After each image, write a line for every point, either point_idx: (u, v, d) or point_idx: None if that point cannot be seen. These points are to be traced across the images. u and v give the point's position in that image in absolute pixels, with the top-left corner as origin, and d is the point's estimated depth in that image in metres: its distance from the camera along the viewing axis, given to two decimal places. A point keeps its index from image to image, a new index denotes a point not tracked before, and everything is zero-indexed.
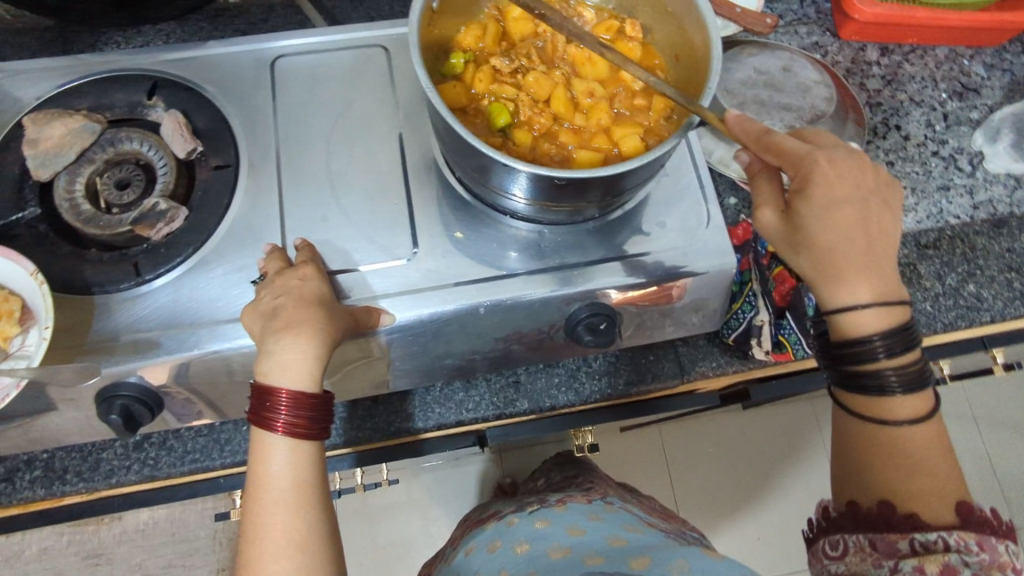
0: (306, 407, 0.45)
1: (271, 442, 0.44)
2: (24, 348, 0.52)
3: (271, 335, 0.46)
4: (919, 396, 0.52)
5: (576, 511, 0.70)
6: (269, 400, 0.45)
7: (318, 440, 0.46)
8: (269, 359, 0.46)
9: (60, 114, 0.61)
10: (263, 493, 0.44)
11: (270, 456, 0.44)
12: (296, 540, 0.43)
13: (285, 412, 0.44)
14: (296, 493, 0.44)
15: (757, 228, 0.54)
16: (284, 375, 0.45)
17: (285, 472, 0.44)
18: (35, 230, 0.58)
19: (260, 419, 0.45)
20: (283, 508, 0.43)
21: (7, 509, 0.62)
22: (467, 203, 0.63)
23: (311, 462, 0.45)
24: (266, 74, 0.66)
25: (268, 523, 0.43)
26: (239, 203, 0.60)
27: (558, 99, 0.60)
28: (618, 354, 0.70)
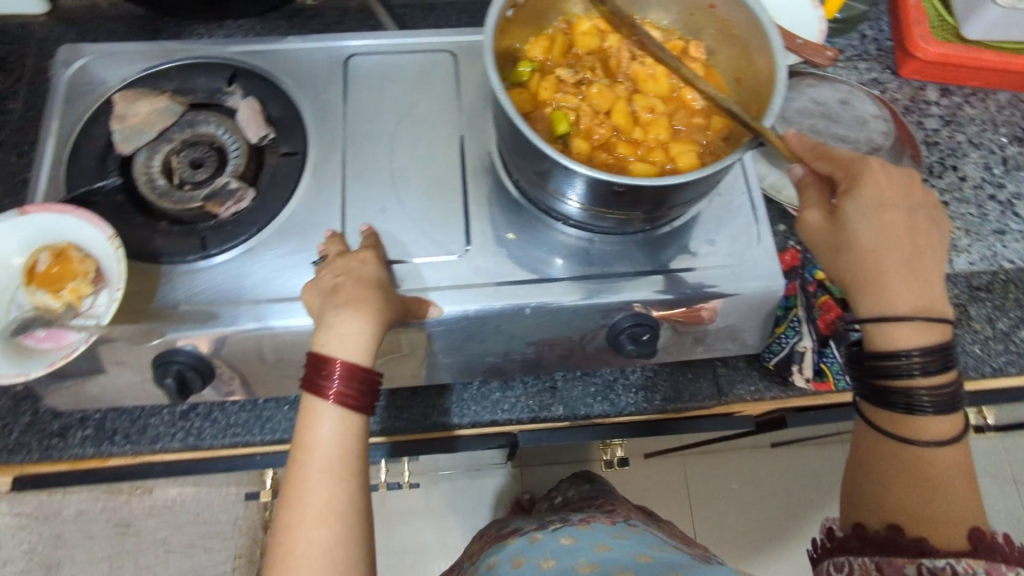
0: (359, 380, 0.46)
1: (323, 410, 0.46)
2: (94, 308, 0.55)
3: (331, 309, 0.49)
4: (950, 419, 0.49)
5: (601, 530, 0.70)
6: (324, 369, 0.46)
7: (366, 415, 0.47)
8: (328, 331, 0.48)
9: (147, 94, 0.65)
10: (309, 459, 0.45)
11: (319, 424, 0.46)
12: (335, 508, 0.44)
13: (338, 381, 0.46)
14: (342, 463, 0.45)
15: (801, 233, 0.54)
16: (341, 347, 0.47)
17: (333, 441, 0.45)
18: (113, 199, 0.61)
19: (315, 386, 0.46)
20: (328, 475, 0.45)
21: (57, 465, 0.65)
22: (520, 206, 0.64)
23: (357, 435, 0.46)
24: (339, 70, 0.69)
25: (311, 489, 0.44)
26: (303, 189, 0.63)
27: (619, 112, 0.61)
28: (655, 369, 0.71)
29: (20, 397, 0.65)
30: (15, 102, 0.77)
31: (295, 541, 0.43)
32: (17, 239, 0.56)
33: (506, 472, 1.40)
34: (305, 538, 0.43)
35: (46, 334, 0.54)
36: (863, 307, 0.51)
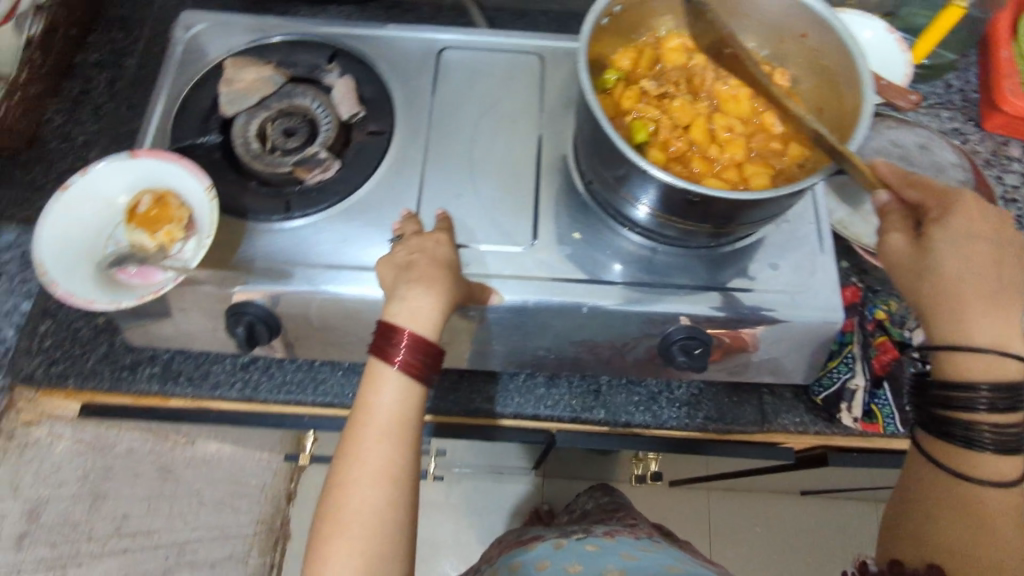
0: (424, 352, 0.48)
1: (385, 375, 0.48)
2: (181, 254, 0.58)
3: (405, 283, 0.51)
4: (1009, 461, 0.49)
5: (627, 543, 0.70)
6: (393, 336, 0.48)
7: (426, 386, 0.49)
8: (400, 303, 0.50)
9: (254, 63, 0.69)
10: (369, 420, 0.47)
11: (381, 388, 0.48)
12: (388, 472, 0.46)
13: (405, 351, 0.48)
14: (399, 430, 0.47)
15: (879, 254, 0.54)
16: (412, 321, 0.49)
17: (392, 406, 0.47)
18: (210, 155, 0.66)
19: (380, 351, 0.48)
20: (385, 439, 0.46)
21: (123, 397, 0.69)
22: (589, 208, 0.66)
23: (415, 404, 0.48)
24: (431, 60, 0.72)
25: (367, 449, 0.46)
26: (385, 166, 0.66)
27: (698, 128, 0.62)
28: (700, 387, 0.71)
29: (100, 329, 0.69)
30: (131, 60, 0.83)
31: (347, 497, 0.45)
32: (126, 180, 0.61)
33: (529, 478, 1.40)
34: (358, 496, 0.45)
35: (136, 270, 0.57)
36: (936, 334, 0.51)
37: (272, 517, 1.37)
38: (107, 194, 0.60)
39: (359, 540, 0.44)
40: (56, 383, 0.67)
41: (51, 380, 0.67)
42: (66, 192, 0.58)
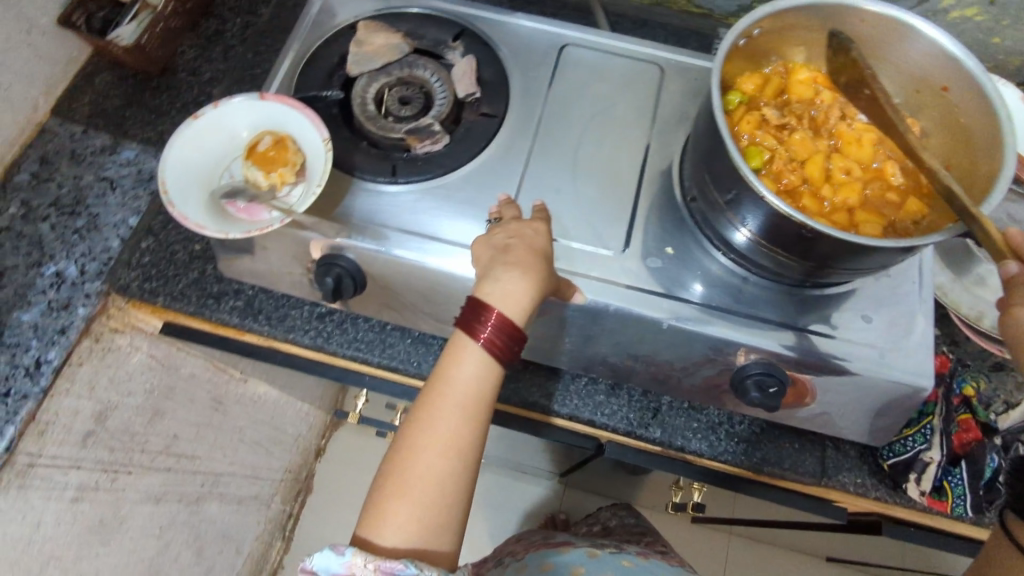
0: (509, 335, 0.51)
1: (469, 351, 0.50)
2: (288, 198, 0.61)
3: (502, 265, 0.53)
4: None
5: (658, 565, 0.73)
6: (483, 316, 0.51)
7: (504, 368, 0.51)
8: (495, 284, 0.52)
9: (385, 29, 0.71)
10: (447, 392, 0.49)
11: (464, 362, 0.50)
12: (457, 445, 0.48)
13: (492, 332, 0.50)
14: (473, 405, 0.50)
15: (1006, 326, 0.53)
16: (503, 302, 0.51)
17: (470, 381, 0.50)
18: (329, 110, 0.68)
19: (468, 327, 0.51)
20: (459, 412, 0.49)
21: (204, 323, 0.72)
22: (686, 226, 0.65)
23: (491, 383, 0.50)
24: (553, 54, 0.73)
25: (441, 418, 0.49)
26: (493, 149, 0.67)
27: (814, 164, 0.61)
28: (762, 426, 0.69)
29: (195, 256, 0.73)
30: (265, 9, 0.87)
31: (414, 461, 0.48)
32: (250, 118, 0.63)
33: (552, 484, 1.39)
34: (424, 462, 0.48)
35: (244, 206, 0.60)
36: None
37: (299, 468, 1.41)
38: (230, 129, 0.63)
39: (420, 504, 0.47)
40: (147, 298, 0.71)
41: (144, 294, 0.71)
42: (197, 121, 0.62)
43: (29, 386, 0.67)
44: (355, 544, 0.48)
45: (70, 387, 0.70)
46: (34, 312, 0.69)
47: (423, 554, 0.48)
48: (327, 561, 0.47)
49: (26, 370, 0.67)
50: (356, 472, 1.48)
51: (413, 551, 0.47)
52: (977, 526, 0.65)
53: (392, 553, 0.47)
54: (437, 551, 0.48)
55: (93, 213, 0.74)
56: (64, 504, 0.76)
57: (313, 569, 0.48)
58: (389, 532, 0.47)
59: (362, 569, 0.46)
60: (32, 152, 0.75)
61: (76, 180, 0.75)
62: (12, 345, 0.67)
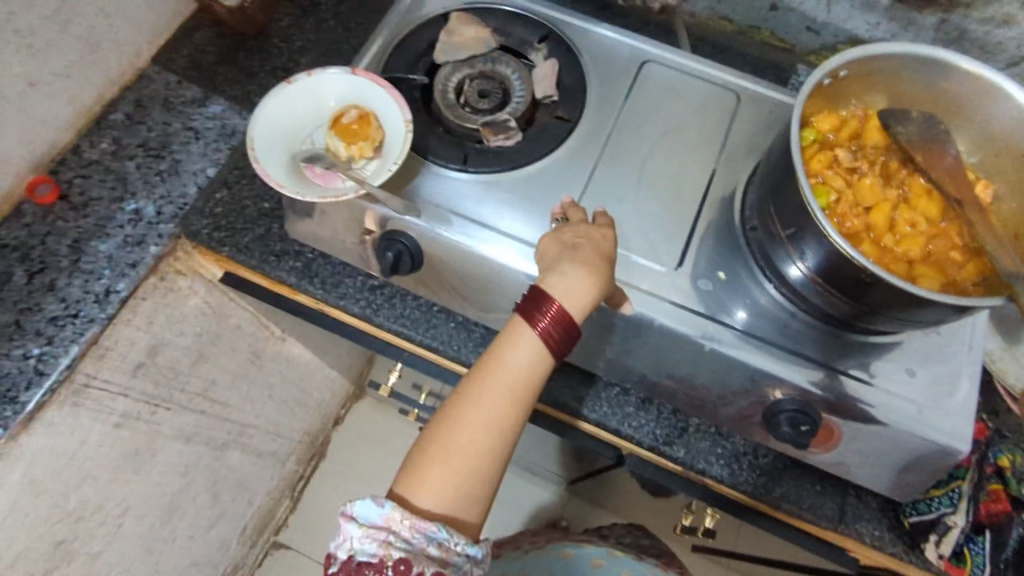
0: (565, 328, 0.53)
1: (525, 336, 0.53)
2: (364, 170, 0.63)
3: (568, 261, 0.55)
4: None
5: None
6: (543, 305, 0.53)
7: (555, 358, 0.54)
8: (560, 277, 0.54)
9: (476, 22, 0.74)
10: (498, 371, 0.52)
11: (519, 347, 0.53)
12: (501, 423, 0.51)
13: (550, 323, 0.53)
14: (521, 389, 0.52)
15: None
16: (564, 295, 0.54)
17: (522, 366, 0.52)
18: (411, 92, 0.71)
19: (527, 313, 0.53)
20: (507, 393, 0.52)
21: (262, 278, 0.75)
22: (741, 254, 0.66)
23: (541, 370, 0.53)
24: (634, 68, 0.74)
25: (489, 395, 0.52)
26: (564, 151, 0.69)
27: (880, 212, 0.61)
28: (786, 463, 0.69)
29: (263, 214, 0.76)
30: None
31: (459, 432, 0.51)
32: (338, 89, 0.66)
33: (559, 490, 1.40)
34: (468, 435, 0.51)
35: (322, 172, 0.63)
36: None
37: (317, 433, 1.44)
38: (319, 96, 0.66)
39: (458, 473, 0.50)
40: (214, 246, 0.74)
41: (211, 243, 0.74)
42: (290, 86, 0.65)
43: (97, 311, 0.71)
44: (393, 500, 0.51)
45: (132, 319, 0.74)
46: (111, 244, 0.73)
47: (453, 520, 0.51)
48: (366, 509, 0.50)
49: (96, 296, 0.71)
50: (371, 446, 1.51)
51: (444, 516, 0.50)
52: None
53: (424, 514, 0.50)
54: (466, 520, 0.51)
55: (177, 159, 0.78)
56: (108, 428, 0.80)
57: (351, 515, 0.51)
58: (425, 494, 0.50)
59: (398, 524, 0.49)
60: (129, 94, 0.80)
61: (165, 125, 0.79)
62: (87, 272, 0.71)
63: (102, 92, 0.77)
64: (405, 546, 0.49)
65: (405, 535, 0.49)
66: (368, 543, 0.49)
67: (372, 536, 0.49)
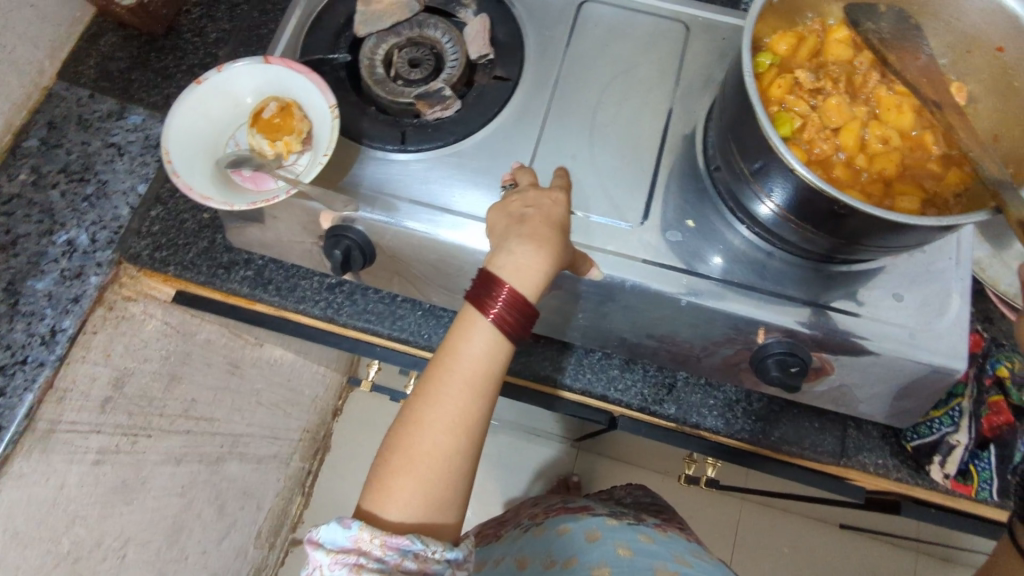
0: (520, 311, 0.50)
1: (479, 326, 0.50)
2: (295, 166, 0.59)
3: (516, 237, 0.52)
4: None
5: (679, 543, 0.73)
6: (493, 290, 0.50)
7: (513, 342, 0.51)
8: (509, 256, 0.52)
9: None
10: (455, 366, 0.50)
11: (473, 338, 0.50)
12: (464, 421, 0.49)
13: (502, 307, 0.50)
14: (481, 380, 0.50)
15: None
16: (515, 275, 0.51)
17: (480, 357, 0.50)
18: (336, 74, 0.66)
19: (478, 301, 0.51)
20: (467, 388, 0.50)
21: (215, 292, 0.72)
22: (708, 197, 0.62)
23: (501, 359, 0.51)
24: (571, 11, 0.69)
25: (448, 394, 0.49)
26: (507, 114, 0.64)
27: (850, 132, 0.57)
28: (781, 404, 0.67)
29: (204, 225, 0.72)
30: None
31: (421, 437, 0.49)
32: (253, 84, 0.61)
33: (566, 447, 1.40)
34: (431, 438, 0.49)
35: (251, 174, 0.58)
36: None
37: (316, 427, 1.42)
38: (235, 93, 0.61)
39: (424, 480, 0.48)
40: (158, 266, 0.71)
41: (155, 264, 0.71)
42: (200, 86, 0.59)
43: (45, 354, 0.67)
44: (361, 516, 0.49)
45: (87, 355, 0.71)
46: (47, 281, 0.69)
47: (428, 527, 0.49)
48: (333, 535, 0.48)
49: (42, 338, 0.67)
50: (373, 431, 1.49)
51: (417, 524, 0.49)
52: (1000, 509, 0.63)
53: (395, 526, 0.49)
54: (442, 524, 0.50)
55: (103, 180, 0.74)
56: (86, 467, 0.78)
57: (319, 542, 0.48)
58: (393, 506, 0.48)
59: (369, 543, 0.47)
60: (40, 117, 0.74)
61: (84, 145, 0.74)
62: (28, 313, 0.67)
63: (9, 119, 0.72)
64: (379, 565, 0.47)
65: (377, 554, 0.47)
66: (339, 569, 0.47)
67: (341, 561, 0.47)
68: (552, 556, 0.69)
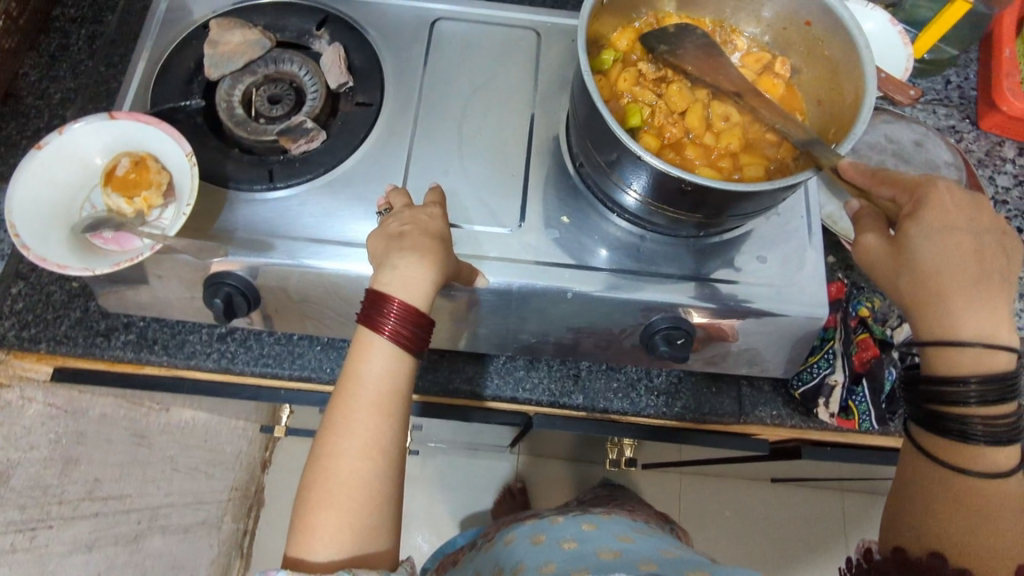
0: (414, 323, 0.51)
1: (376, 345, 0.51)
2: (160, 220, 0.57)
3: (397, 251, 0.53)
4: (1005, 451, 0.48)
5: (621, 523, 0.76)
6: (383, 307, 0.51)
7: (415, 355, 0.52)
8: (393, 271, 0.52)
9: (241, 25, 0.67)
10: (359, 390, 0.50)
11: (372, 358, 0.50)
12: (378, 442, 0.49)
13: (396, 322, 0.51)
14: (388, 399, 0.50)
15: (854, 255, 0.54)
16: (403, 289, 0.52)
17: (383, 375, 0.50)
18: (192, 119, 0.64)
19: (371, 321, 0.51)
20: (375, 409, 0.50)
21: (96, 363, 0.67)
22: (580, 193, 0.65)
23: (405, 373, 0.51)
24: (424, 31, 0.70)
25: (357, 419, 0.49)
26: (374, 139, 0.64)
27: (694, 113, 0.60)
28: (679, 376, 0.71)
29: (74, 293, 0.68)
30: (112, 16, 0.80)
31: (337, 468, 0.48)
32: (101, 141, 0.59)
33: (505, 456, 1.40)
34: (347, 467, 0.48)
35: (113, 236, 0.56)
36: (921, 329, 0.50)
37: (246, 483, 1.37)
38: (83, 153, 0.58)
39: (348, 511, 0.48)
40: (28, 345, 0.66)
41: (24, 344, 0.66)
42: (40, 151, 0.56)
43: None
44: (289, 565, 0.48)
45: None
46: None
47: (361, 559, 0.49)
48: None
49: None
50: None
51: (348, 559, 0.48)
52: (883, 436, 0.70)
53: (325, 565, 0.48)
54: (376, 552, 0.49)
55: None
56: None
57: None
58: (319, 545, 0.48)
59: None
60: None
61: None
62: None
63: None
64: None
65: None
66: None
67: None
68: (500, 565, 0.70)
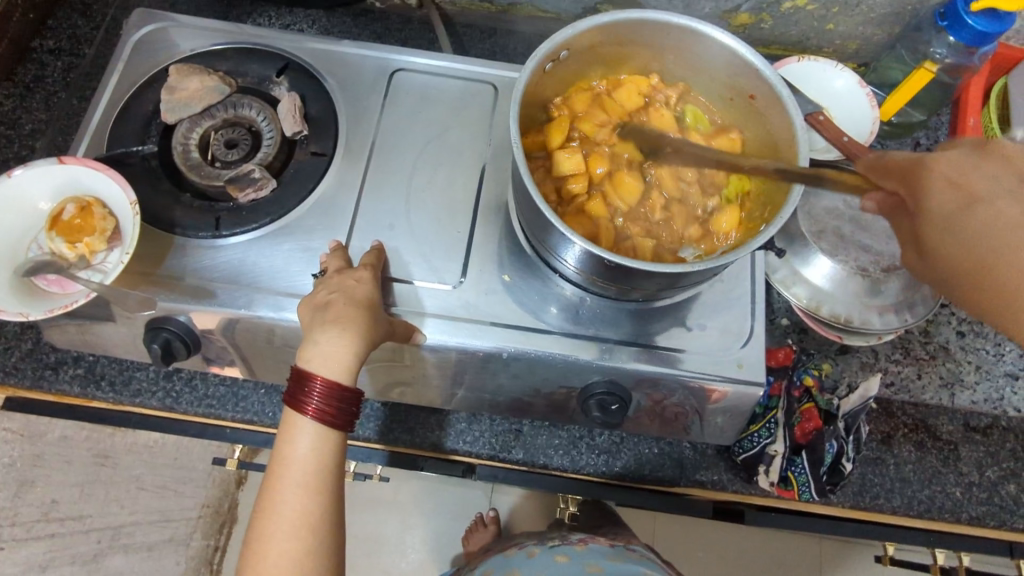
0: (338, 398, 0.53)
1: (303, 426, 0.52)
2: (104, 264, 0.58)
3: (320, 325, 0.54)
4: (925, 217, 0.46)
5: (597, 551, 0.72)
6: (305, 385, 0.52)
7: (341, 429, 0.53)
8: (313, 347, 0.53)
9: (200, 70, 0.68)
10: (285, 469, 0.51)
11: (297, 438, 0.52)
12: (307, 520, 0.50)
13: (319, 399, 0.52)
14: (314, 475, 0.51)
15: None
16: (325, 365, 0.53)
17: (309, 454, 0.51)
18: (146, 163, 0.65)
19: (295, 401, 0.52)
20: (302, 487, 0.51)
21: (44, 395, 0.68)
22: (525, 251, 0.64)
23: (332, 450, 0.52)
24: (383, 81, 0.71)
25: (285, 499, 0.50)
26: (323, 189, 0.65)
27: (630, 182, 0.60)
28: (620, 435, 0.71)
29: (27, 325, 0.69)
30: (88, 49, 0.82)
31: (266, 550, 0.49)
32: (50, 184, 0.60)
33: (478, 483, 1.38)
34: (276, 548, 0.49)
35: (56, 278, 0.57)
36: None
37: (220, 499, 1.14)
38: (32, 196, 0.60)
39: None
40: None
41: None
42: None
43: None
44: None
45: None
46: None
47: None
48: None
49: None
50: None
51: None
52: (828, 507, 0.68)
53: None
54: None
55: None
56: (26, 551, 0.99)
57: None
58: None
59: None
60: None
61: None
62: None
63: None
64: None
65: None
66: None
67: None
68: None
